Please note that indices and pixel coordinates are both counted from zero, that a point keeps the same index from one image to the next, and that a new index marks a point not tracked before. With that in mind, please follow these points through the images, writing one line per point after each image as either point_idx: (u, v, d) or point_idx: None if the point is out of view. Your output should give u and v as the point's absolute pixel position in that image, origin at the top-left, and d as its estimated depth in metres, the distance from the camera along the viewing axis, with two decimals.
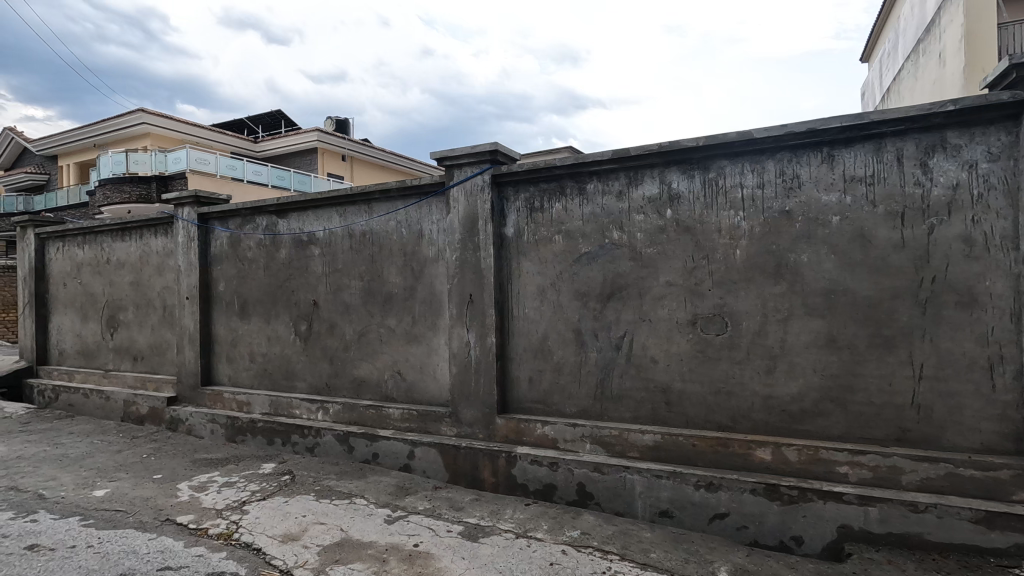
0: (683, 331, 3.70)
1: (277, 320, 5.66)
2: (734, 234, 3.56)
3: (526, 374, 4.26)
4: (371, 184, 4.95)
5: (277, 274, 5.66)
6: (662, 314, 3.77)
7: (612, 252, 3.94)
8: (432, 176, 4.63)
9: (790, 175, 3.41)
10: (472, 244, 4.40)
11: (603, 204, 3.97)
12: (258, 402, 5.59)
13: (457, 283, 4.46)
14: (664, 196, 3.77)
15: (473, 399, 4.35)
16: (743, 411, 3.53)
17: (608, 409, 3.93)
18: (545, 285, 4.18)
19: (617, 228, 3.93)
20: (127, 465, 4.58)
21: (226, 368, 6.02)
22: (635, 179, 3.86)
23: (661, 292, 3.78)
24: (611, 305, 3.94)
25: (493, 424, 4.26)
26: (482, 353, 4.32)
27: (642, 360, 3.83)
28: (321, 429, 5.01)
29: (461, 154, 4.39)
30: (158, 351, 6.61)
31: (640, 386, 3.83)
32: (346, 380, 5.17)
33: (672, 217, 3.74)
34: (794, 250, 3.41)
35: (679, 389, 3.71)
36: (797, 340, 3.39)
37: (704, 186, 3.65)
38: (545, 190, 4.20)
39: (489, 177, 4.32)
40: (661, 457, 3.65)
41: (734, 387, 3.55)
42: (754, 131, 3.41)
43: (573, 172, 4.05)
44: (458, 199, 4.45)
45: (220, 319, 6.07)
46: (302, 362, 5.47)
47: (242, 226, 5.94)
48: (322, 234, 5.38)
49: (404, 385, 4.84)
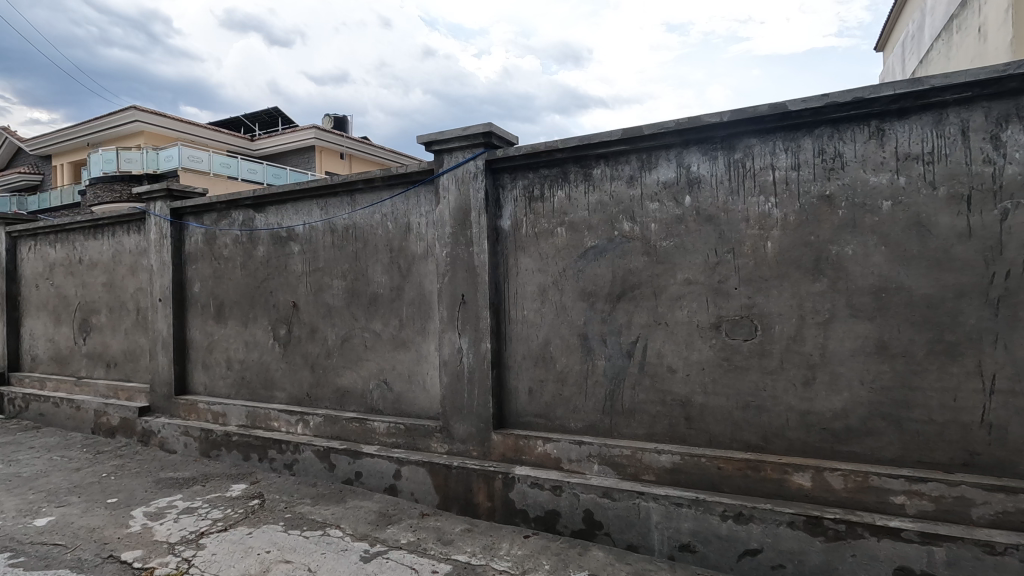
0: (706, 335, 3.22)
1: (254, 324, 5.20)
2: (764, 223, 3.08)
3: (525, 384, 3.78)
4: (353, 173, 4.48)
5: (254, 273, 5.20)
6: (681, 317, 3.29)
7: (623, 246, 3.46)
8: (420, 163, 4.15)
9: (831, 154, 2.93)
10: (464, 238, 3.92)
11: (612, 192, 3.49)
12: (234, 413, 5.12)
13: (448, 282, 3.98)
14: (683, 181, 3.29)
15: (467, 413, 3.87)
16: (776, 429, 3.05)
17: (618, 425, 3.45)
18: (546, 284, 3.70)
19: (628, 218, 3.44)
20: (82, 487, 4.13)
21: (201, 375, 5.56)
22: (648, 162, 3.38)
23: (679, 291, 3.30)
24: (621, 306, 3.46)
25: (488, 441, 3.79)
26: (475, 360, 3.84)
27: (657, 369, 3.35)
28: (299, 444, 4.54)
29: (451, 138, 3.91)
30: (131, 357, 6.15)
31: (655, 398, 3.35)
32: (329, 390, 4.70)
33: (692, 205, 3.26)
34: (837, 242, 2.91)
35: (701, 403, 3.23)
36: (840, 346, 2.91)
37: (729, 169, 3.17)
38: (545, 176, 3.72)
39: (483, 162, 3.84)
40: (681, 481, 3.18)
41: (767, 401, 3.07)
42: (788, 102, 2.92)
43: (577, 156, 3.57)
44: (449, 188, 3.98)
45: (195, 323, 5.61)
46: (281, 370, 5.00)
47: (217, 221, 5.48)
48: (301, 229, 4.91)
49: (391, 396, 4.37)
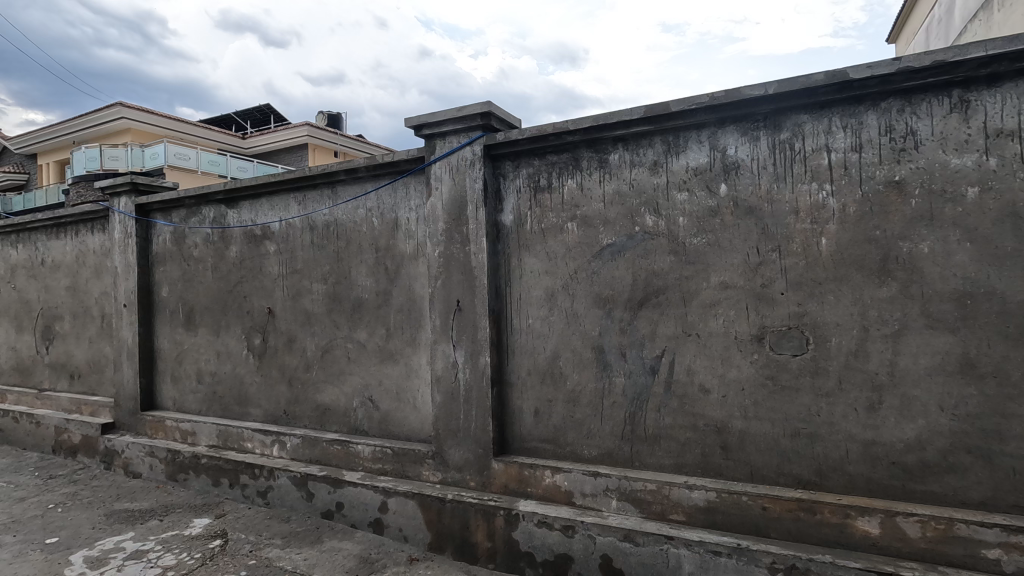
0: (746, 349, 2.72)
1: (227, 333, 4.67)
2: (818, 216, 2.57)
3: (530, 404, 3.27)
4: (334, 162, 3.96)
5: (227, 276, 4.67)
6: (715, 328, 2.79)
7: (645, 244, 2.95)
8: (409, 150, 3.64)
9: (902, 132, 2.43)
10: (459, 235, 3.41)
11: (632, 180, 2.99)
12: (204, 432, 4.60)
13: (441, 286, 3.47)
14: (717, 167, 2.79)
15: (463, 437, 3.37)
16: (833, 462, 2.55)
17: (640, 453, 2.95)
18: (554, 288, 3.19)
19: (651, 211, 2.94)
20: (21, 522, 3.62)
21: (170, 389, 5.02)
22: (676, 145, 2.88)
23: (713, 297, 2.79)
24: (643, 315, 2.96)
25: (488, 470, 3.29)
26: (473, 377, 3.33)
27: (687, 389, 2.85)
28: (274, 469, 4.01)
29: (444, 120, 3.40)
30: (96, 369, 5.61)
31: (685, 423, 2.85)
32: (308, 408, 4.19)
33: (728, 195, 2.76)
34: (910, 237, 2.41)
35: (741, 429, 2.73)
36: (913, 364, 2.41)
37: (774, 152, 2.66)
38: (552, 163, 3.21)
39: (481, 148, 3.33)
40: (717, 523, 2.67)
41: (821, 428, 2.57)
42: (850, 69, 2.42)
43: (591, 139, 3.06)
44: (442, 178, 3.46)
45: (163, 331, 5.08)
46: (256, 384, 4.48)
47: (186, 218, 4.95)
48: (277, 226, 4.39)
49: (377, 416, 3.86)
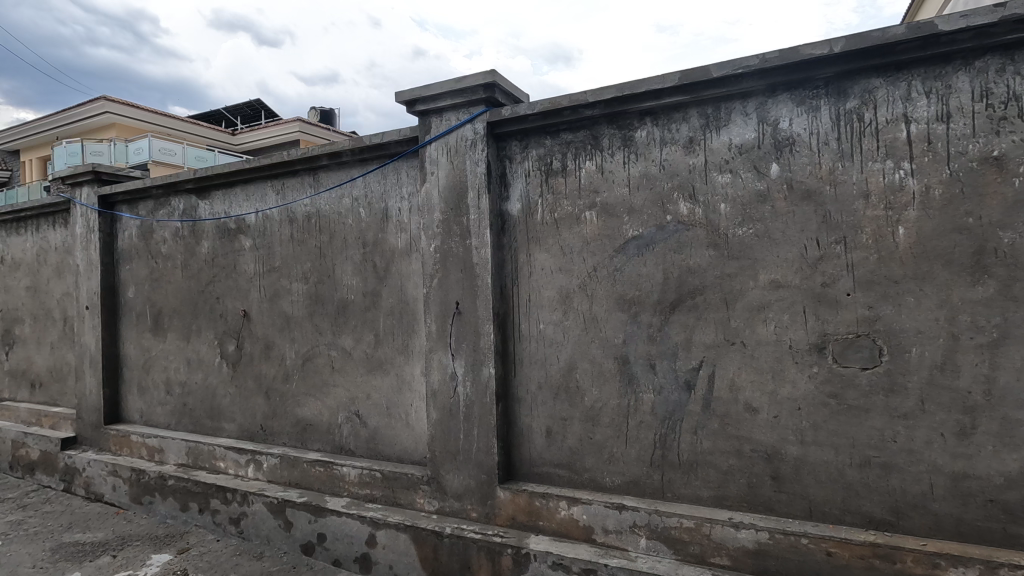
0: (803, 360, 2.28)
1: (198, 338, 4.19)
2: (894, 200, 2.13)
3: (541, 423, 2.81)
4: (314, 145, 3.49)
5: (198, 275, 4.19)
6: (764, 335, 2.34)
7: (679, 235, 2.50)
8: (400, 130, 3.17)
9: (1002, 96, 1.99)
10: (458, 228, 2.94)
11: (663, 161, 2.54)
12: (172, 449, 4.12)
13: (436, 287, 3.01)
14: (766, 144, 2.34)
15: (463, 461, 2.92)
16: (912, 498, 2.11)
17: (673, 483, 2.51)
18: (570, 288, 2.74)
19: (686, 196, 2.49)
20: None
21: (137, 401, 4.54)
22: (717, 118, 2.43)
23: (761, 299, 2.35)
24: (675, 320, 2.51)
25: (492, 500, 2.83)
26: (475, 392, 2.88)
27: (730, 408, 2.40)
28: (248, 493, 3.54)
29: (441, 93, 2.93)
30: (59, 377, 5.12)
31: (727, 448, 2.41)
32: (287, 423, 3.72)
33: (781, 177, 2.32)
34: (1013, 226, 1.97)
35: (797, 456, 2.28)
36: (1016, 381, 1.98)
37: (838, 124, 2.22)
38: (568, 142, 2.76)
39: (484, 126, 2.87)
40: (769, 570, 2.23)
41: (898, 457, 2.13)
42: (938, 20, 1.98)
43: (613, 113, 2.61)
44: (438, 160, 3.00)
45: (129, 336, 4.59)
46: (229, 396, 4.01)
47: (153, 210, 4.45)
48: (253, 218, 3.91)
49: (365, 434, 3.40)
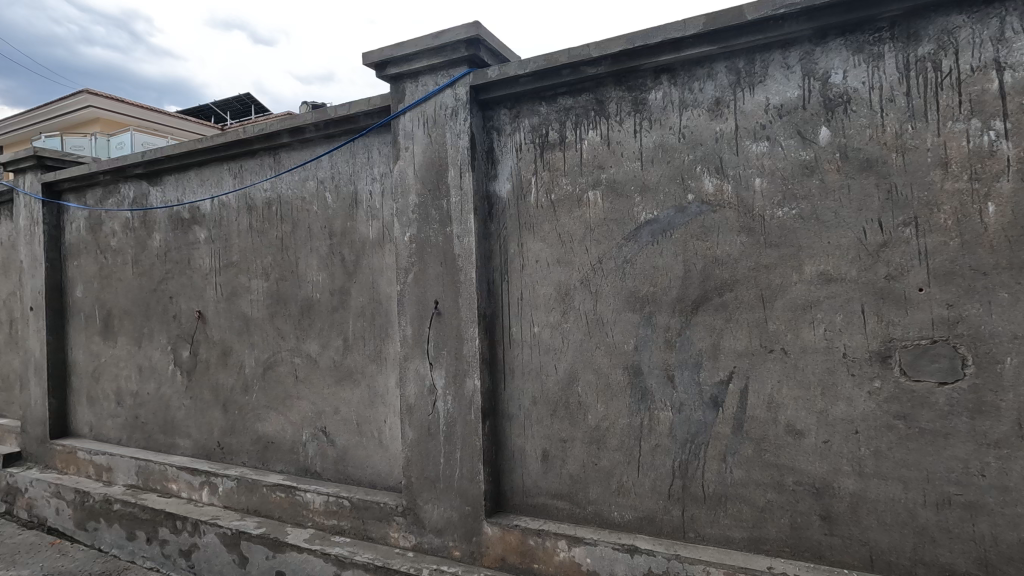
0: (861, 372, 1.83)
1: (149, 343, 3.72)
2: (981, 170, 1.69)
3: (535, 446, 2.36)
4: (274, 120, 3.02)
5: (149, 272, 3.72)
6: (812, 341, 1.89)
7: (702, 218, 2.05)
8: (369, 99, 2.71)
9: None
10: (436, 213, 2.48)
11: (683, 128, 2.08)
12: (121, 468, 3.65)
13: (412, 283, 2.54)
14: (813, 103, 1.89)
15: (443, 489, 2.46)
16: (1006, 549, 1.67)
17: (698, 521, 2.05)
18: (569, 284, 2.28)
19: (712, 170, 2.03)
20: None
21: (86, 413, 4.06)
22: (750, 73, 1.98)
23: (806, 297, 1.90)
24: (698, 323, 2.06)
25: (478, 537, 2.37)
26: (457, 408, 2.42)
27: (767, 430, 1.95)
28: (199, 522, 3.07)
29: (416, 52, 2.47)
30: (5, 386, 4.63)
31: (765, 480, 1.95)
32: (247, 440, 3.25)
33: (832, 143, 1.86)
34: None
35: (854, 491, 1.83)
36: None
37: (907, 76, 1.77)
38: (566, 107, 2.30)
39: (466, 90, 2.40)
40: None
41: (988, 496, 1.68)
42: None
43: (623, 71, 2.16)
44: (413, 133, 2.54)
45: (78, 341, 4.11)
46: (184, 408, 3.54)
47: (102, 199, 3.97)
48: (208, 206, 3.44)
49: (333, 453, 2.95)
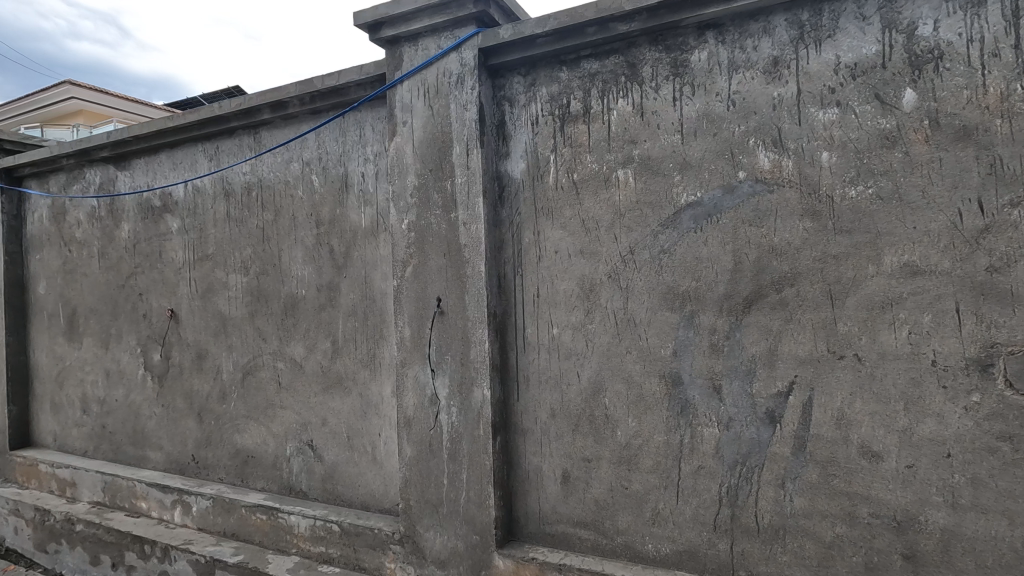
0: (954, 384, 1.52)
1: (117, 345, 3.36)
2: None
3: (555, 466, 2.04)
4: (252, 94, 2.67)
5: (117, 267, 3.36)
6: (893, 346, 1.58)
7: (756, 200, 1.73)
8: (361, 67, 2.37)
9: None
10: (438, 197, 2.15)
11: (733, 94, 1.76)
12: (86, 483, 3.30)
13: (410, 278, 2.21)
14: (895, 60, 1.57)
15: (447, 515, 2.13)
16: None
17: (750, 557, 1.74)
18: (594, 279, 1.96)
19: (769, 143, 1.72)
20: None
21: (50, 421, 3.70)
22: (817, 26, 1.66)
23: (884, 293, 1.59)
24: (750, 325, 1.74)
25: (487, 570, 2.05)
26: (462, 422, 2.09)
27: (837, 452, 1.64)
28: (169, 547, 2.73)
29: (416, 10, 2.13)
30: None
31: (833, 511, 1.64)
32: (224, 453, 2.91)
33: (919, 108, 1.55)
34: None
35: (946, 526, 1.53)
36: None
37: (1015, 25, 1.46)
38: (592, 72, 1.97)
39: (474, 53, 2.07)
40: None
41: None
42: None
43: (660, 28, 1.83)
44: (411, 104, 2.21)
45: (40, 342, 3.74)
46: (155, 417, 3.19)
47: (66, 185, 3.60)
48: (180, 192, 3.09)
49: (320, 470, 2.61)
